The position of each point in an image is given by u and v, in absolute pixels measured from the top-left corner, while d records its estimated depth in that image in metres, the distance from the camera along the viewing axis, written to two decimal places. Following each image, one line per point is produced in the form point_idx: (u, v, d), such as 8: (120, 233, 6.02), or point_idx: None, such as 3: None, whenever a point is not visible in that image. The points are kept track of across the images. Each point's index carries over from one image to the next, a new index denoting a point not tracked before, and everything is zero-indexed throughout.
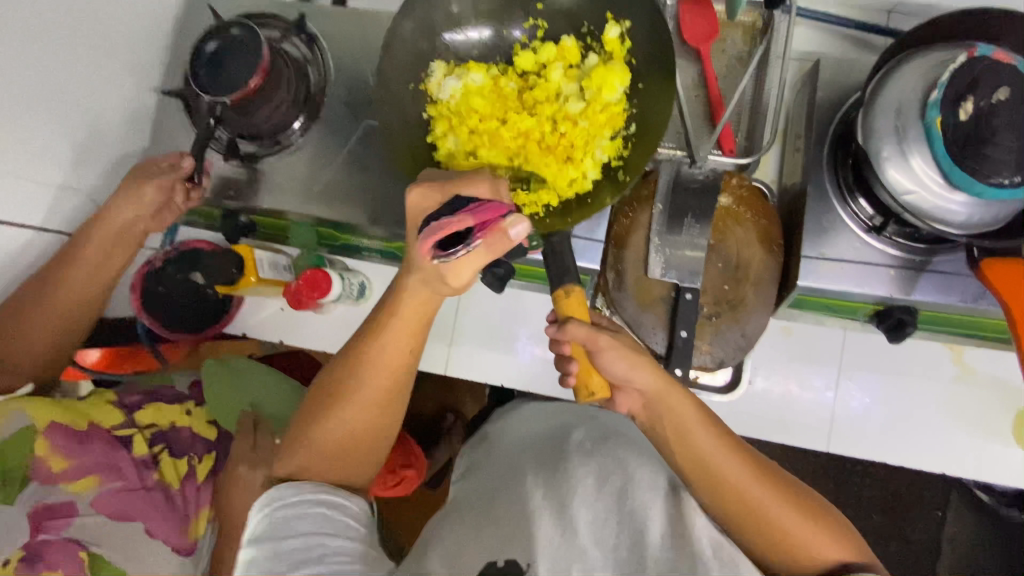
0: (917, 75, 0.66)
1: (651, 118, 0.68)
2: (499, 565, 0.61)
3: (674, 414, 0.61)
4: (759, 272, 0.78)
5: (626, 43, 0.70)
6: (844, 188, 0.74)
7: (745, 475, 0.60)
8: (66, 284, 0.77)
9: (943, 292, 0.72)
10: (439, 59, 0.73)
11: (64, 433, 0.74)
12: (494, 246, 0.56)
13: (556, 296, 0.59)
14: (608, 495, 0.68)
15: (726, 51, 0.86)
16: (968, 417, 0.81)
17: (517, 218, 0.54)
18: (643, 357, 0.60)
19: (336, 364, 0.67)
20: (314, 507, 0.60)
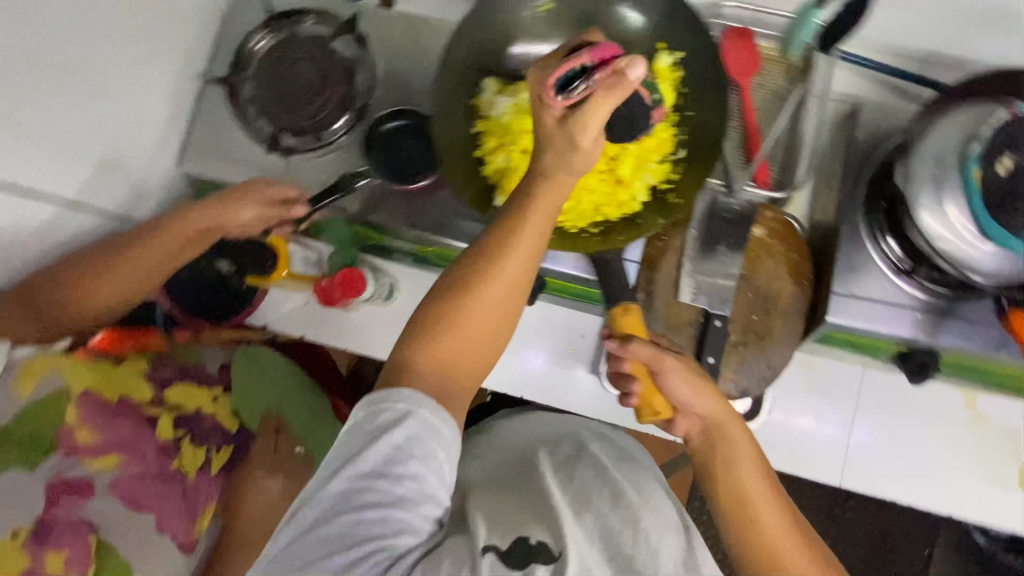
0: (959, 127, 0.68)
1: (702, 150, 0.71)
2: (532, 542, 0.62)
3: (729, 444, 0.59)
4: (787, 304, 0.79)
5: (677, 71, 0.72)
6: (876, 228, 0.75)
7: (784, 527, 0.56)
8: (131, 265, 0.74)
9: (966, 339, 0.73)
10: (490, 76, 0.75)
11: (95, 405, 0.71)
12: (612, 84, 0.53)
13: (613, 312, 0.62)
14: (622, 512, 0.67)
15: (766, 86, 0.87)
16: (976, 462, 0.83)
17: (635, 56, 0.54)
18: (709, 383, 0.60)
19: (469, 254, 0.58)
20: (415, 427, 0.53)
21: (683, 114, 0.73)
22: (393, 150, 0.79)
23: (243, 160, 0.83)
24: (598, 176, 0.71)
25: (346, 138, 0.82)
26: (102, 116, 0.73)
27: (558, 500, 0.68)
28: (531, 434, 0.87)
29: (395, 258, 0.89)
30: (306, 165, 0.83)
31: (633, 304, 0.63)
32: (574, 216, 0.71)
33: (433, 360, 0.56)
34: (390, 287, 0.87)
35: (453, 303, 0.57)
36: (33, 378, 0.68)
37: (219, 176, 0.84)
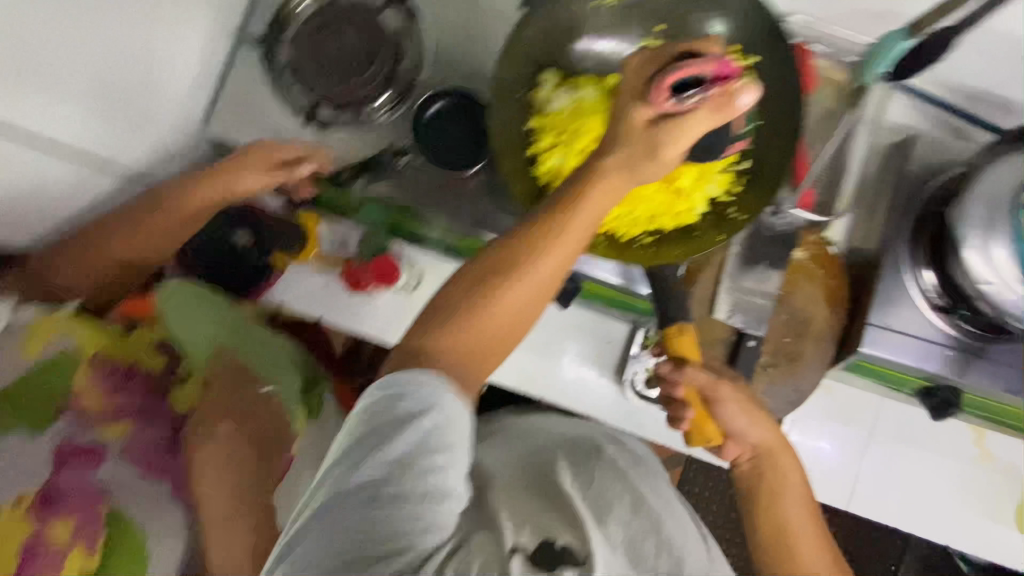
0: (1015, 170, 0.67)
1: (770, 164, 0.69)
2: (556, 547, 0.55)
3: (777, 473, 0.60)
4: (820, 330, 0.79)
5: (749, 80, 0.69)
6: (918, 262, 0.76)
7: (823, 565, 0.57)
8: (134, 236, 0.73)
9: (993, 380, 0.74)
10: (553, 68, 0.74)
11: (107, 369, 0.69)
12: (719, 105, 0.48)
13: (669, 333, 0.61)
14: (645, 519, 0.62)
15: (814, 107, 0.85)
16: (977, 496, 0.86)
17: (749, 83, 0.49)
18: (761, 412, 0.62)
19: (504, 241, 0.53)
20: (435, 417, 0.49)
21: (755, 122, 0.70)
22: (438, 134, 0.76)
23: (274, 131, 0.78)
24: (658, 183, 0.69)
25: (387, 114, 0.78)
26: (129, 69, 0.67)
27: (579, 499, 0.62)
28: (540, 433, 0.80)
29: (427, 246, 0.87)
30: (342, 142, 0.79)
31: (688, 323, 0.62)
32: (626, 224, 0.71)
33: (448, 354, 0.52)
34: (418, 278, 0.85)
35: (480, 294, 0.52)
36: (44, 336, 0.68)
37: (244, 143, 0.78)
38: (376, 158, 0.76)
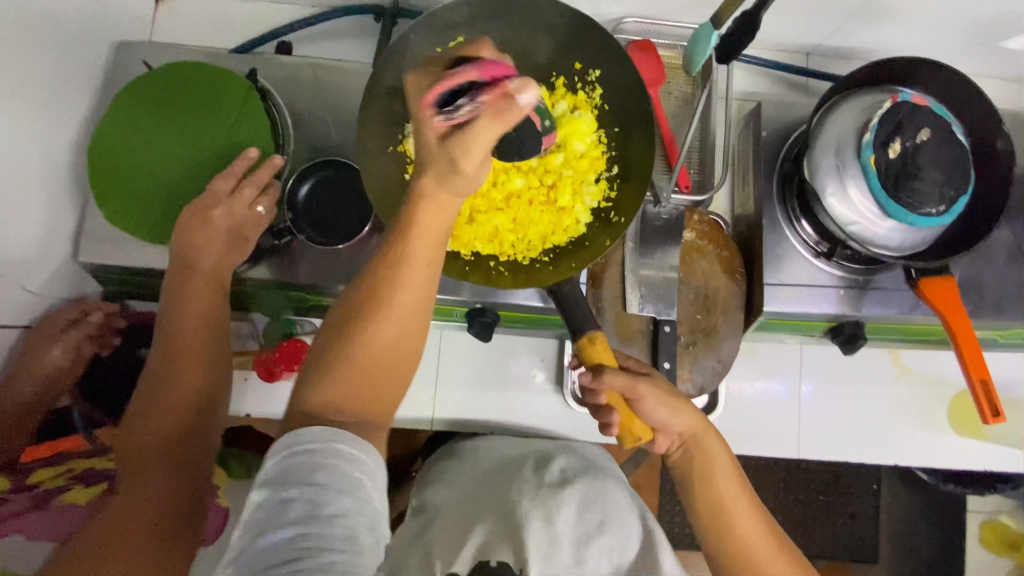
0: (851, 117, 0.73)
1: (636, 164, 0.73)
2: (494, 564, 0.71)
3: (707, 457, 0.67)
4: (727, 299, 0.83)
5: (595, 90, 0.75)
6: (791, 214, 0.81)
7: (757, 529, 0.65)
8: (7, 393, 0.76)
9: (885, 306, 0.80)
10: (416, 116, 0.73)
11: None
12: (499, 111, 0.52)
13: (580, 344, 0.64)
14: (590, 520, 0.76)
15: (673, 93, 0.91)
16: (909, 411, 0.91)
17: (524, 86, 0.54)
18: (681, 402, 0.66)
19: (365, 275, 0.55)
20: (337, 459, 0.47)
21: (609, 129, 0.75)
22: (320, 211, 0.76)
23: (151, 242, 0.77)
24: (538, 207, 0.72)
25: None
26: None
27: (529, 514, 0.76)
28: (490, 458, 0.84)
29: None
30: None
31: (597, 332, 0.65)
32: (520, 248, 0.72)
33: (338, 398, 0.52)
34: None
35: (350, 335, 0.54)
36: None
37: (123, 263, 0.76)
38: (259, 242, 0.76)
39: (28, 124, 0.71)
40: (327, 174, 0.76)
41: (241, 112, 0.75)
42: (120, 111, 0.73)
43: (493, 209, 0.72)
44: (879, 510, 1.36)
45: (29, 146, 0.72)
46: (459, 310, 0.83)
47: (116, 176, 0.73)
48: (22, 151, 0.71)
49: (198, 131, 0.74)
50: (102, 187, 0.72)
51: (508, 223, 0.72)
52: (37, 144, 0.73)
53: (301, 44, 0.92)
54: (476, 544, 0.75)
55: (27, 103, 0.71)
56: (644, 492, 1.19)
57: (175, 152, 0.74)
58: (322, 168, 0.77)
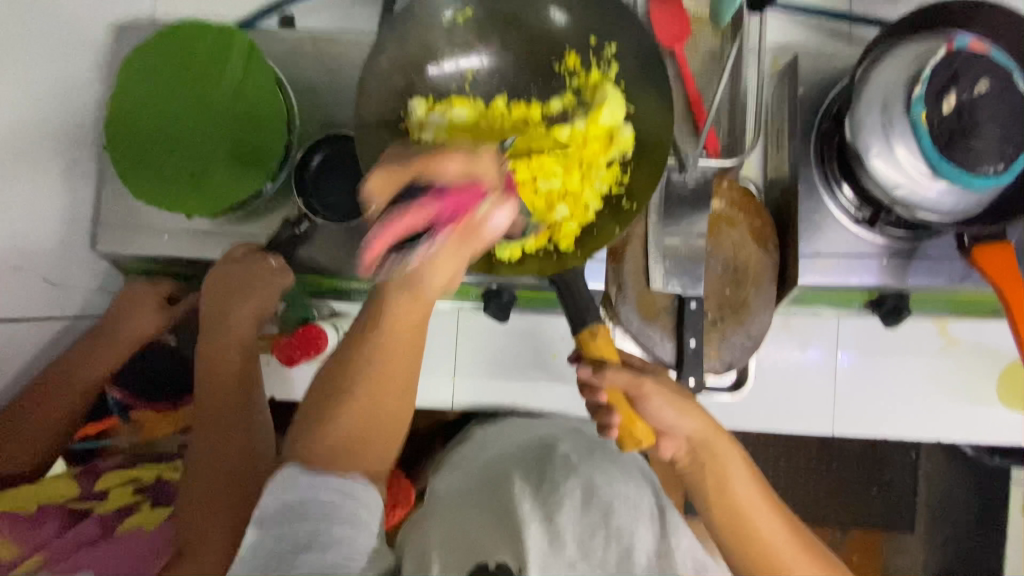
0: (899, 68, 0.65)
1: (652, 150, 0.67)
2: (489, 567, 0.66)
3: (717, 461, 0.64)
4: (758, 272, 0.79)
5: (614, 67, 0.69)
6: (830, 177, 0.75)
7: (777, 532, 0.63)
8: (54, 394, 0.77)
9: (932, 276, 0.74)
10: (417, 95, 0.70)
11: (5, 520, 0.68)
12: (465, 237, 0.55)
13: (580, 337, 0.61)
14: (594, 512, 0.71)
15: (699, 49, 0.84)
16: (955, 385, 0.86)
17: (495, 206, 0.55)
18: (690, 404, 0.64)
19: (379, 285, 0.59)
20: (332, 495, 0.52)
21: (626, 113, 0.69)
22: (326, 188, 0.73)
23: (165, 230, 0.76)
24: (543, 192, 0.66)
25: (273, 187, 0.74)
26: None
27: (527, 512, 0.71)
28: (508, 435, 0.86)
29: (354, 297, 0.86)
30: (239, 223, 0.77)
31: (600, 324, 0.61)
32: None
33: (335, 439, 0.57)
34: None
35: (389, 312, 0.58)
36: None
37: (143, 249, 0.76)
38: (279, 235, 0.74)
39: None
40: (336, 150, 0.74)
41: (248, 88, 0.71)
42: (132, 84, 0.71)
43: None
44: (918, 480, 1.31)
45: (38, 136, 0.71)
46: (475, 290, 0.81)
47: (132, 155, 0.71)
48: None
49: (209, 107, 0.72)
50: (120, 165, 0.71)
51: None
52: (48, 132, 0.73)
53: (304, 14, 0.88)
54: (474, 545, 0.70)
55: None
56: None
57: (180, 132, 0.72)
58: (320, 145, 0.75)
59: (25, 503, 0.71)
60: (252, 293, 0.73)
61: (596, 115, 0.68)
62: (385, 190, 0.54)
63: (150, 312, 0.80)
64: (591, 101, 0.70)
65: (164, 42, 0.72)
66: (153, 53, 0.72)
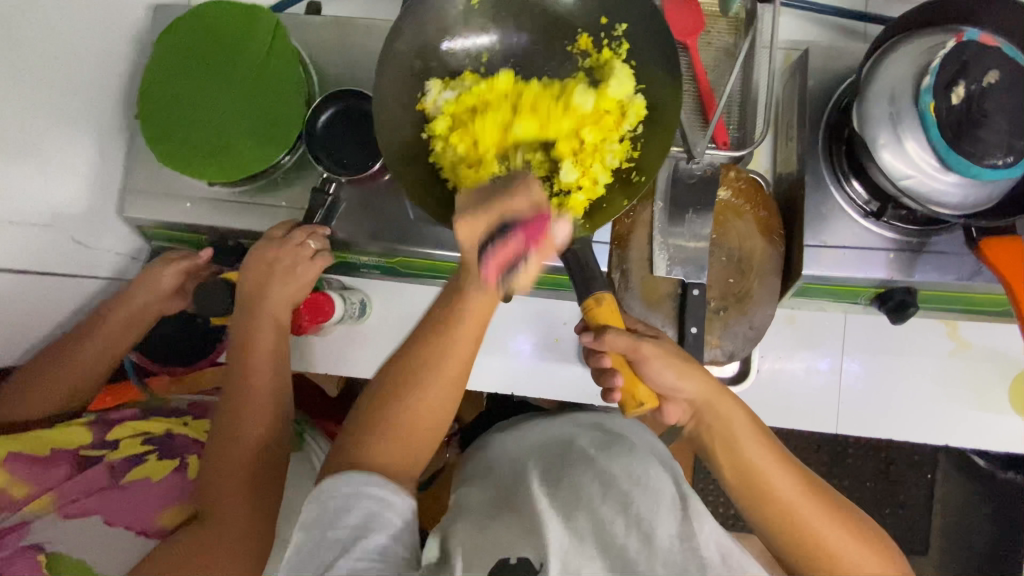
0: (908, 61, 0.66)
1: (663, 125, 0.68)
2: (511, 563, 0.66)
3: (725, 423, 0.64)
4: (762, 263, 0.79)
5: (624, 45, 0.70)
6: (839, 172, 0.74)
7: (795, 492, 0.61)
8: (86, 339, 0.79)
9: (941, 271, 0.73)
10: (433, 77, 0.72)
11: (23, 463, 0.72)
12: (545, 249, 0.60)
13: (586, 305, 0.61)
14: (616, 499, 0.68)
15: (713, 44, 0.85)
16: (964, 390, 0.84)
17: (561, 225, 0.61)
18: (692, 368, 0.64)
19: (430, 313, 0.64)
20: (371, 500, 0.56)
21: (636, 88, 0.70)
22: (338, 147, 0.75)
23: (187, 198, 0.80)
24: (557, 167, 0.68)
25: (290, 159, 0.78)
26: None
27: (545, 507, 0.69)
28: (528, 440, 0.86)
29: (364, 272, 0.90)
30: (256, 195, 0.80)
31: (605, 293, 0.61)
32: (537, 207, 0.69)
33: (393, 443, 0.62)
34: (361, 304, 0.88)
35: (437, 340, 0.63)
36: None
37: (166, 216, 0.80)
38: (312, 203, 0.75)
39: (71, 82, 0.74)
40: (350, 103, 0.76)
41: (274, 61, 0.76)
42: (166, 58, 0.75)
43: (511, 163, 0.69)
44: (934, 502, 1.25)
45: (76, 104, 0.76)
46: None
47: (161, 121, 0.75)
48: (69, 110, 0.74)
49: (237, 79, 0.76)
50: (150, 131, 0.75)
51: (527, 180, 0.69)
52: (85, 102, 0.77)
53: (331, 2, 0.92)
54: (496, 540, 0.68)
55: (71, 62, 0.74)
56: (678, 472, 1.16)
57: (207, 100, 0.75)
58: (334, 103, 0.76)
59: (39, 447, 0.74)
60: (292, 277, 0.75)
61: (606, 88, 0.69)
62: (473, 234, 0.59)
63: (167, 268, 0.82)
64: (601, 77, 0.71)
65: (198, 18, 0.76)
66: (186, 28, 0.76)
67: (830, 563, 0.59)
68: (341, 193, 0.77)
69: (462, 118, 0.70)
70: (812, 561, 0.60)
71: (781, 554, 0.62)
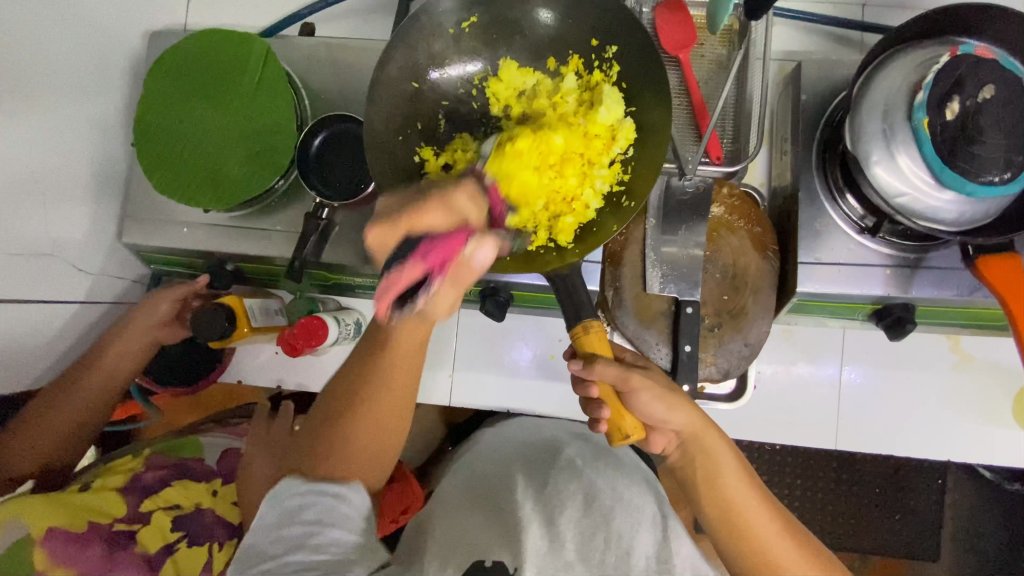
0: (901, 75, 0.65)
1: (652, 148, 0.67)
2: (487, 565, 0.63)
3: (707, 456, 0.64)
4: (757, 280, 0.78)
5: (614, 68, 0.71)
6: (833, 187, 0.73)
7: (772, 529, 0.62)
8: (95, 369, 0.81)
9: (939, 288, 0.72)
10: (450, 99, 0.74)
11: (62, 539, 0.67)
12: (455, 280, 0.56)
13: (574, 333, 0.62)
14: (595, 514, 0.71)
15: (705, 56, 0.85)
16: (967, 403, 0.83)
17: (478, 245, 0.54)
18: (681, 400, 0.63)
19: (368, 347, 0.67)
20: (325, 496, 0.59)
21: (626, 111, 0.70)
22: (330, 171, 0.77)
23: (184, 222, 0.81)
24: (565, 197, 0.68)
25: (283, 182, 0.78)
26: None
27: (527, 514, 0.71)
28: (509, 445, 0.87)
29: (359, 292, 0.90)
30: (251, 219, 0.81)
31: (593, 320, 0.62)
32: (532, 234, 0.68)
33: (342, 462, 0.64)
34: (356, 324, 0.88)
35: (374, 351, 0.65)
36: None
37: (164, 240, 0.81)
38: (305, 228, 0.75)
39: None
40: (340, 127, 0.77)
41: (267, 88, 0.76)
42: (162, 85, 0.77)
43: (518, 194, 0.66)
44: (946, 510, 1.23)
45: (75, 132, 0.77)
46: (474, 288, 0.83)
47: (156, 151, 0.76)
48: None
49: (231, 106, 0.77)
50: (146, 160, 0.76)
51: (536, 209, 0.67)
52: (84, 130, 0.78)
53: (323, 23, 0.93)
54: (470, 544, 0.68)
55: None
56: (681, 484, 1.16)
57: (200, 128, 0.76)
58: (323, 127, 0.78)
59: (78, 520, 0.70)
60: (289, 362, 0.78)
61: (595, 114, 0.68)
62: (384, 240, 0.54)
63: (163, 298, 0.83)
64: (591, 100, 0.71)
65: (192, 48, 0.77)
66: (181, 55, 0.77)
67: None
68: (334, 216, 0.78)
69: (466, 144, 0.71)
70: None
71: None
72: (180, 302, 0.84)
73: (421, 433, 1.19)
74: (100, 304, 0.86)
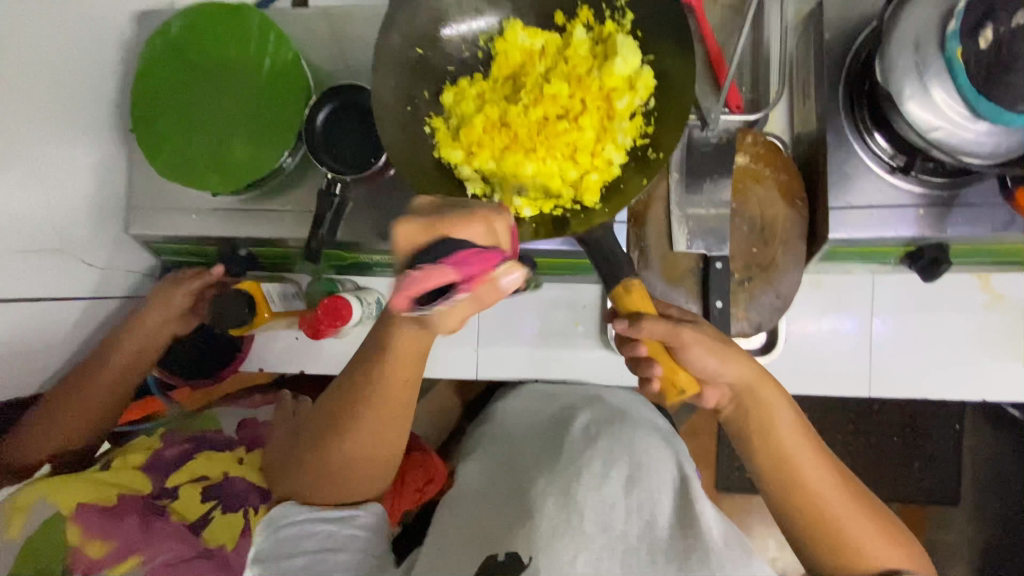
0: (931, 6, 0.61)
1: (673, 98, 0.63)
2: (500, 559, 0.62)
3: (763, 407, 0.63)
4: (786, 230, 0.76)
5: (626, 15, 0.66)
6: (862, 126, 0.71)
7: (828, 483, 0.62)
8: (118, 348, 0.79)
9: (975, 225, 0.70)
10: (466, 70, 0.70)
11: (95, 513, 0.67)
12: (478, 299, 0.45)
13: (615, 294, 0.60)
14: (615, 482, 0.69)
15: (719, 2, 0.80)
16: (998, 341, 0.82)
17: (510, 267, 0.45)
18: (733, 351, 0.62)
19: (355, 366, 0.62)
20: (326, 525, 0.69)
21: (643, 60, 0.65)
22: (340, 144, 0.73)
23: (193, 209, 0.80)
24: (586, 156, 0.64)
25: (291, 160, 0.75)
26: (26, 198, 0.67)
27: (542, 495, 0.68)
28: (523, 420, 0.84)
29: (377, 271, 0.88)
30: (259, 201, 0.79)
31: (634, 279, 0.60)
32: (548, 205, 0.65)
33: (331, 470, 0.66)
34: (378, 302, 0.86)
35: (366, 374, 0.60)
36: (23, 514, 0.64)
37: (176, 230, 0.80)
38: (319, 206, 0.72)
39: (63, 101, 0.71)
40: (343, 98, 0.73)
41: (273, 59, 0.73)
42: (152, 69, 0.73)
43: (535, 156, 0.64)
44: (963, 453, 1.23)
45: (70, 123, 0.73)
46: None
47: (155, 136, 0.72)
48: (61, 131, 0.72)
49: (231, 85, 0.74)
50: (148, 147, 0.72)
51: (562, 173, 0.64)
52: (77, 121, 0.74)
53: None
54: (489, 535, 0.66)
55: (63, 78, 0.71)
56: (703, 445, 1.15)
57: (198, 112, 0.74)
58: (330, 95, 0.73)
59: (107, 494, 0.70)
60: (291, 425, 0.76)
61: (610, 66, 0.64)
62: (412, 243, 0.45)
63: (177, 289, 0.82)
64: (604, 52, 0.66)
65: (184, 22, 0.74)
66: (166, 34, 0.73)
67: (847, 550, 0.60)
68: (347, 191, 0.74)
69: (470, 109, 0.67)
70: (828, 553, 0.61)
71: (802, 545, 0.63)
72: (195, 293, 0.84)
73: (443, 411, 1.18)
74: (110, 299, 0.83)
